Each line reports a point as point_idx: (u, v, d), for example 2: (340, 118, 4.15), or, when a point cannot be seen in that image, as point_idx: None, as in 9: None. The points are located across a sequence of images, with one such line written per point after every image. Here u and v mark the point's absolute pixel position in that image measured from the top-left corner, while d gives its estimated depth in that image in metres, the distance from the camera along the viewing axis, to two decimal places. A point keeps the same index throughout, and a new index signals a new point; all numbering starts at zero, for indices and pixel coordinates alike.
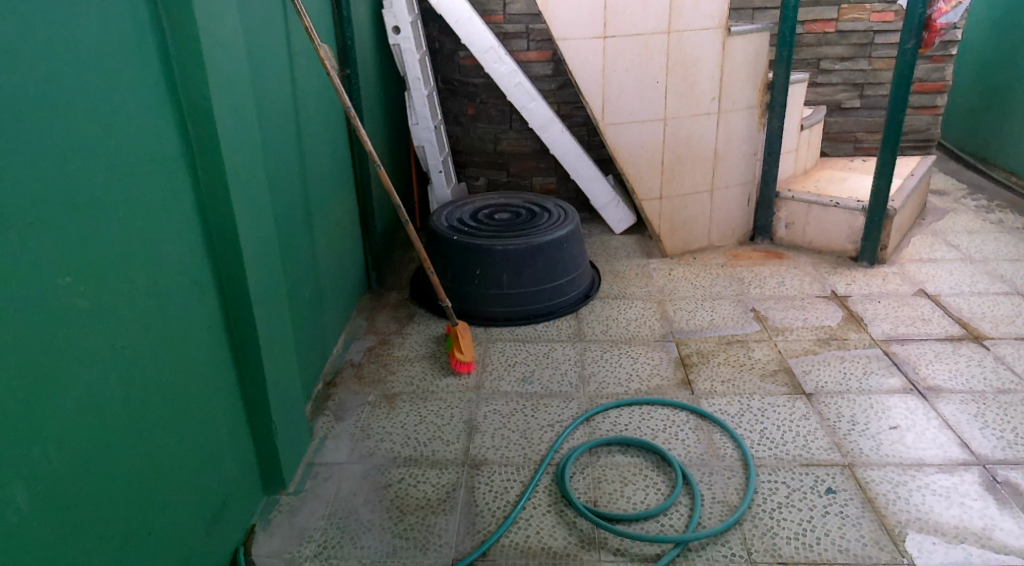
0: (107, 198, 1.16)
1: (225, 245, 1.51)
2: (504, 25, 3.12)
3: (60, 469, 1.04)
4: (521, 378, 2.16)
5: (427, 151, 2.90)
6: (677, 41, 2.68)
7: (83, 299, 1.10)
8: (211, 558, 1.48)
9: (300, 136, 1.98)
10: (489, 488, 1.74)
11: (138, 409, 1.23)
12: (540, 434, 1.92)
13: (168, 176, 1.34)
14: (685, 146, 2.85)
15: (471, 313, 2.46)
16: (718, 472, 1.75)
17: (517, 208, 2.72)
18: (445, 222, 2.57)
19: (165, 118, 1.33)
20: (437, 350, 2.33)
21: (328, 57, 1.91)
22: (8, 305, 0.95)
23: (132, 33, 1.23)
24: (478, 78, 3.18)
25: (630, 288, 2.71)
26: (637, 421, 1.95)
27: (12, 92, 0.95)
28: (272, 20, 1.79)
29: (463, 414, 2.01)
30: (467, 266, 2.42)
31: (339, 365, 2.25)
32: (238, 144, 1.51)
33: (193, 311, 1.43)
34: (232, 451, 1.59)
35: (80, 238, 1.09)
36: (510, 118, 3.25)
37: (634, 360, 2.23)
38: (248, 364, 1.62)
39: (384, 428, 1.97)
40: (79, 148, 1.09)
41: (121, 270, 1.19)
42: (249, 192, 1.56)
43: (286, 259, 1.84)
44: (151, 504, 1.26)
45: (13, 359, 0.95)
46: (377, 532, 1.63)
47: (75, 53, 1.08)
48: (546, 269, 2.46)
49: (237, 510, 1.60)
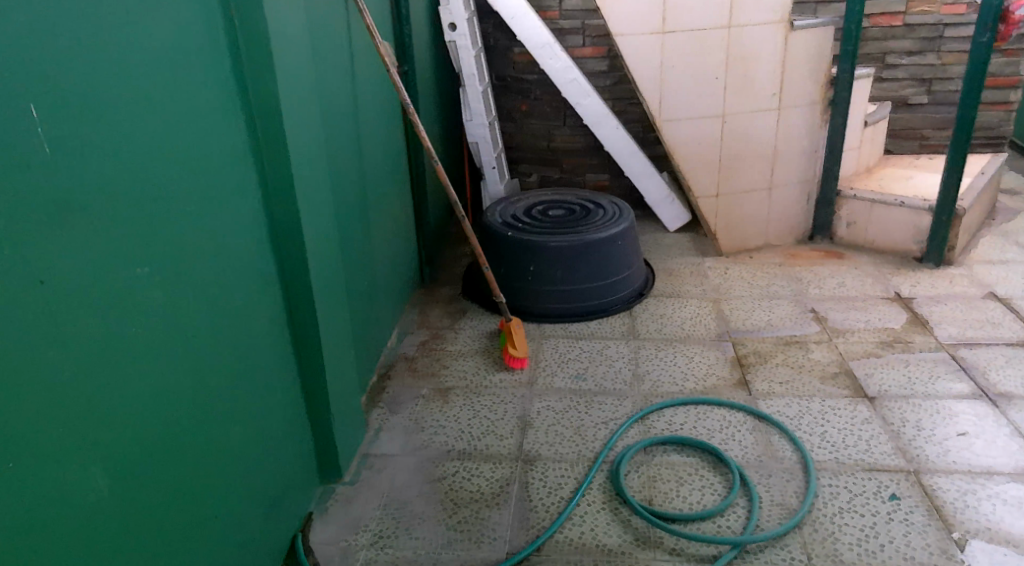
0: (179, 191, 1.19)
1: (289, 239, 1.54)
2: (559, 21, 3.11)
3: (133, 453, 1.08)
4: (574, 375, 2.16)
5: (481, 147, 2.90)
6: (736, 37, 2.63)
7: (159, 290, 1.14)
8: (270, 544, 1.51)
9: (359, 131, 2.01)
10: (543, 484, 1.74)
11: (205, 395, 1.27)
12: (594, 432, 1.91)
13: (235, 172, 1.37)
14: (743, 142, 2.81)
15: (524, 309, 2.47)
16: (776, 475, 1.72)
17: (570, 205, 2.71)
18: (499, 218, 2.58)
19: (235, 115, 1.37)
20: (489, 346, 2.33)
21: (388, 53, 1.93)
22: (84, 298, 0.97)
23: (205, 31, 1.26)
24: (532, 75, 3.19)
25: (685, 286, 2.68)
26: (692, 421, 1.93)
27: (86, 86, 0.96)
28: (335, 18, 1.82)
29: (516, 410, 2.01)
30: (521, 262, 2.42)
31: (392, 358, 2.28)
32: (303, 140, 1.54)
33: (257, 301, 1.47)
34: (291, 440, 1.62)
35: (151, 227, 1.11)
36: (563, 115, 3.25)
37: (689, 360, 2.20)
38: (308, 355, 1.65)
39: (437, 421, 1.99)
40: (148, 140, 1.10)
41: (192, 263, 1.23)
42: (312, 187, 1.59)
43: (345, 252, 1.87)
44: (215, 491, 1.30)
45: (88, 347, 0.98)
46: (432, 523, 1.65)
47: (153, 49, 1.11)
48: (600, 266, 2.44)
49: (295, 498, 1.64)
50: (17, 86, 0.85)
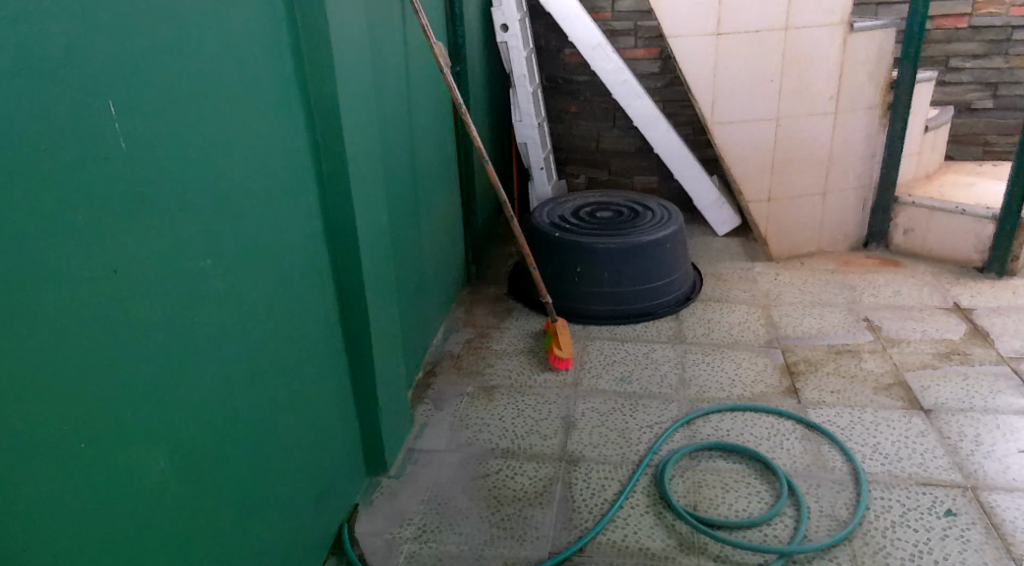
0: (242, 187, 1.23)
1: (343, 235, 1.57)
2: (611, 22, 3.11)
3: (194, 438, 1.12)
4: (619, 378, 2.15)
5: (529, 148, 2.91)
6: (793, 39, 2.59)
7: (221, 281, 1.18)
8: (317, 533, 1.55)
9: (412, 130, 2.04)
10: (586, 485, 1.74)
11: (260, 385, 1.31)
12: (638, 435, 1.90)
13: (294, 169, 1.41)
14: (797, 146, 2.76)
15: (570, 310, 2.47)
16: (825, 486, 1.69)
17: (618, 207, 2.70)
18: (546, 218, 2.58)
19: (295, 113, 1.40)
20: (534, 346, 2.34)
21: (442, 54, 1.95)
22: (153, 288, 1.01)
23: (270, 31, 1.30)
24: (582, 76, 3.18)
25: (733, 291, 2.65)
26: (739, 427, 1.90)
27: (158, 83, 1.00)
28: (393, 18, 1.85)
29: (560, 410, 2.02)
30: (568, 263, 2.42)
31: (438, 355, 2.31)
32: (359, 138, 1.57)
33: (311, 295, 1.50)
34: (339, 432, 1.65)
35: (214, 219, 1.15)
36: (613, 117, 3.24)
37: (736, 366, 2.17)
38: (358, 350, 1.69)
39: (481, 419, 2.01)
40: (213, 135, 1.14)
41: (252, 256, 1.27)
42: (366, 185, 1.62)
43: (396, 249, 1.90)
44: (267, 478, 1.34)
45: (153, 333, 1.02)
46: (475, 520, 1.66)
47: (221, 49, 1.15)
48: (647, 269, 2.42)
49: (342, 489, 1.67)
50: (96, 83, 0.88)
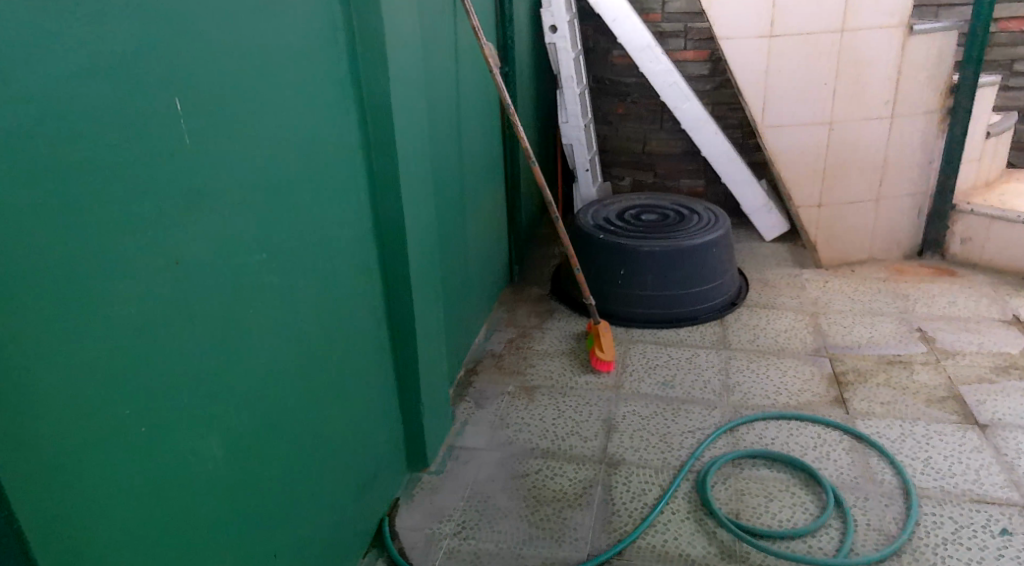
0: (297, 183, 1.25)
1: (392, 232, 1.59)
2: (661, 23, 3.08)
3: (246, 427, 1.15)
4: (662, 382, 2.13)
5: (575, 149, 2.91)
6: (849, 41, 2.54)
7: (274, 275, 1.21)
8: (359, 525, 1.57)
9: (460, 130, 2.05)
10: (627, 488, 1.73)
11: (308, 377, 1.33)
12: (680, 440, 1.88)
13: (346, 167, 1.43)
14: (850, 151, 2.70)
15: (613, 312, 2.46)
16: (873, 499, 1.64)
17: (664, 210, 2.68)
18: (591, 220, 2.58)
19: (349, 112, 1.43)
20: (576, 347, 2.34)
21: (492, 55, 1.96)
22: (211, 280, 1.04)
23: (327, 30, 1.32)
24: (630, 78, 3.17)
25: (780, 298, 2.60)
26: (785, 436, 1.87)
27: (222, 82, 1.03)
28: (445, 19, 1.87)
29: (601, 413, 2.01)
30: (612, 265, 2.41)
31: (480, 354, 2.32)
32: (410, 137, 1.59)
33: (359, 290, 1.53)
34: (382, 427, 1.68)
35: (270, 214, 1.18)
36: (661, 119, 3.22)
37: (783, 374, 2.14)
38: (403, 346, 1.71)
39: (522, 419, 2.01)
40: (271, 132, 1.16)
41: (304, 250, 1.29)
42: (415, 183, 1.64)
43: (442, 247, 1.92)
44: (312, 468, 1.36)
45: (210, 323, 1.05)
46: (514, 519, 1.67)
47: (281, 47, 1.18)
48: (693, 273, 2.40)
49: (384, 483, 1.69)
50: (164, 81, 0.91)
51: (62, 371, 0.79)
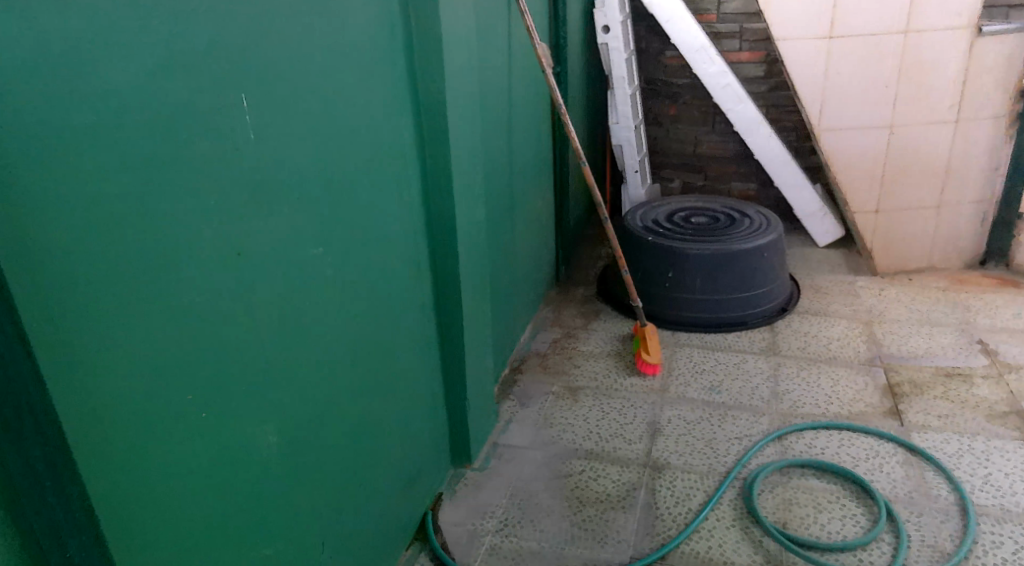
0: (353, 180, 1.28)
1: (443, 230, 1.61)
2: (716, 24, 3.04)
3: (299, 416, 1.18)
4: (709, 387, 2.11)
5: (625, 150, 2.90)
6: (913, 43, 2.50)
7: (330, 269, 1.24)
8: (404, 517, 1.60)
9: (512, 129, 2.06)
10: (671, 493, 1.71)
11: (359, 370, 1.36)
12: (727, 446, 1.86)
13: (401, 164, 1.46)
14: (911, 156, 2.63)
15: (659, 315, 2.44)
16: (928, 514, 1.60)
17: (715, 213, 2.64)
18: (640, 222, 2.56)
19: (404, 110, 1.45)
20: (622, 349, 2.33)
21: (545, 54, 1.97)
22: (270, 273, 1.07)
23: (386, 30, 1.35)
24: (683, 79, 3.13)
25: (833, 305, 2.54)
26: (835, 446, 1.83)
27: (285, 80, 1.06)
28: (499, 19, 1.88)
29: (646, 416, 2.00)
30: (660, 268, 2.39)
31: (525, 353, 2.33)
32: (463, 135, 1.61)
33: (410, 286, 1.55)
34: (428, 421, 1.70)
35: (327, 209, 1.21)
36: (713, 121, 3.18)
37: (835, 383, 2.09)
38: (451, 342, 1.72)
39: (566, 419, 2.01)
40: (330, 129, 1.19)
41: (358, 246, 1.32)
42: (467, 181, 1.66)
43: (491, 246, 1.93)
44: (361, 459, 1.39)
45: (268, 313, 1.08)
46: (557, 518, 1.67)
47: (341, 46, 1.20)
48: (743, 278, 2.36)
49: (429, 477, 1.72)
50: (232, 79, 0.95)
51: (130, 354, 0.82)
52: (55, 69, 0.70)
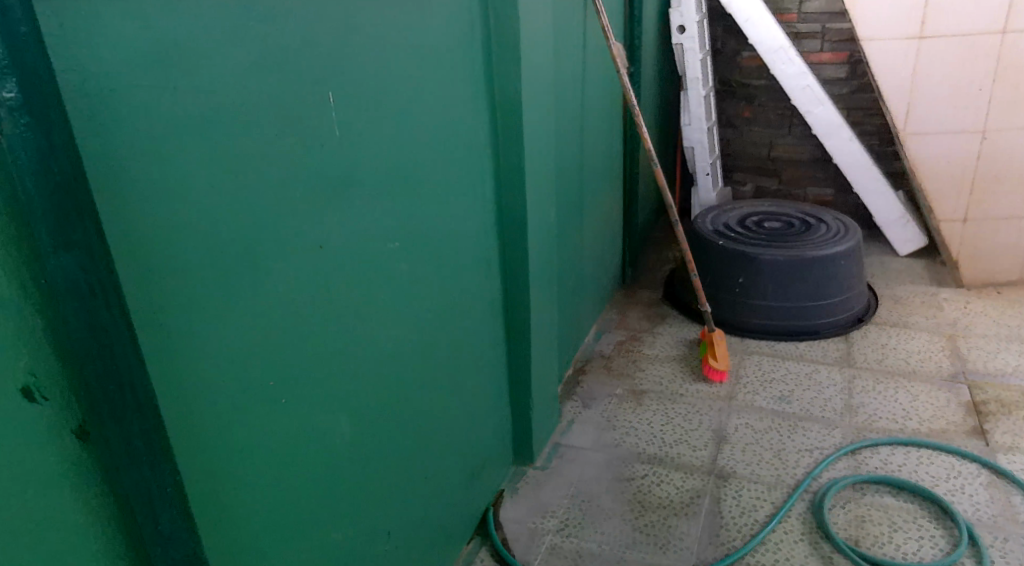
0: (430, 176, 1.30)
1: (514, 228, 1.62)
2: (797, 24, 2.96)
3: (370, 406, 1.20)
4: (778, 396, 2.05)
5: (696, 152, 2.86)
6: (1011, 44, 2.39)
7: (405, 264, 1.26)
8: (467, 511, 1.61)
9: (584, 128, 2.05)
10: (737, 503, 1.68)
11: (428, 365, 1.38)
12: (796, 458, 1.81)
13: (475, 162, 1.47)
14: (1006, 162, 2.50)
15: (728, 321, 2.39)
16: (1014, 541, 1.52)
17: (789, 218, 2.57)
18: (710, 225, 2.52)
19: (481, 108, 1.46)
20: (688, 354, 2.29)
21: (620, 54, 1.95)
22: (348, 264, 1.10)
23: (465, 30, 1.36)
24: (760, 80, 3.07)
25: (913, 317, 2.44)
26: (913, 464, 1.76)
27: (369, 78, 1.09)
28: (575, 18, 1.88)
29: (712, 422, 1.96)
30: (730, 273, 2.34)
31: (589, 354, 2.33)
32: (536, 134, 1.61)
33: (480, 283, 1.56)
34: (493, 418, 1.71)
35: (405, 206, 1.23)
36: (790, 123, 3.10)
37: (914, 398, 2.00)
38: (518, 340, 1.73)
39: (629, 422, 1.99)
40: (409, 127, 1.22)
41: (432, 243, 1.34)
42: (539, 180, 1.66)
43: (561, 245, 1.94)
44: (427, 451, 1.41)
45: (345, 305, 1.11)
46: (618, 521, 1.66)
47: (422, 45, 1.22)
48: (818, 286, 2.29)
49: (491, 473, 1.73)
50: (320, 77, 0.98)
51: (219, 340, 0.86)
52: (162, 67, 0.74)
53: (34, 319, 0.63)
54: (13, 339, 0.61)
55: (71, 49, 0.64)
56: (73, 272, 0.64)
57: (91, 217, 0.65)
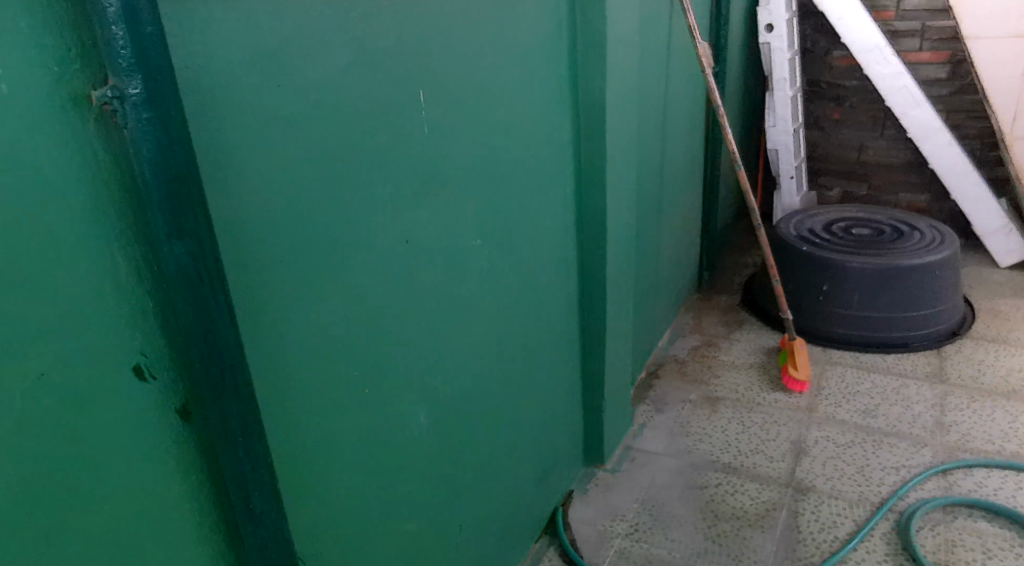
0: (513, 174, 1.31)
1: (593, 227, 1.61)
2: (895, 22, 2.84)
3: (447, 399, 1.22)
4: (863, 410, 1.97)
5: (781, 155, 2.78)
6: None
7: (486, 261, 1.27)
8: (536, 510, 1.62)
9: (665, 128, 2.02)
10: (816, 518, 1.62)
11: (504, 362, 1.39)
12: (881, 475, 1.73)
13: (557, 161, 1.47)
14: None
15: (810, 330, 2.31)
16: None
17: (879, 225, 2.46)
18: (794, 230, 2.44)
19: (564, 107, 1.46)
20: (767, 363, 2.23)
21: (706, 54, 1.91)
22: (432, 260, 1.12)
23: (552, 29, 1.36)
24: (852, 80, 2.96)
25: (1014, 333, 2.29)
26: (1012, 489, 1.65)
27: (458, 77, 1.10)
28: (661, 17, 1.85)
29: (790, 434, 1.90)
30: (814, 280, 2.26)
31: (662, 358, 2.29)
32: (619, 133, 1.60)
33: (557, 282, 1.56)
34: (565, 418, 1.70)
35: (488, 203, 1.24)
36: (882, 125, 2.97)
37: (1013, 420, 1.89)
38: (592, 341, 1.73)
39: (703, 429, 1.95)
40: (495, 126, 1.23)
41: (512, 242, 1.35)
42: (619, 180, 1.65)
43: (638, 247, 1.92)
44: (500, 448, 1.42)
45: (427, 299, 1.13)
46: (690, 529, 1.63)
47: (510, 44, 1.23)
48: (909, 296, 2.18)
49: (561, 474, 1.72)
50: (412, 76, 1.00)
51: (311, 328, 0.90)
52: (267, 65, 0.77)
53: (144, 301, 0.66)
54: (125, 320, 0.64)
55: (186, 47, 0.67)
56: (185, 262, 0.65)
57: (200, 204, 0.66)
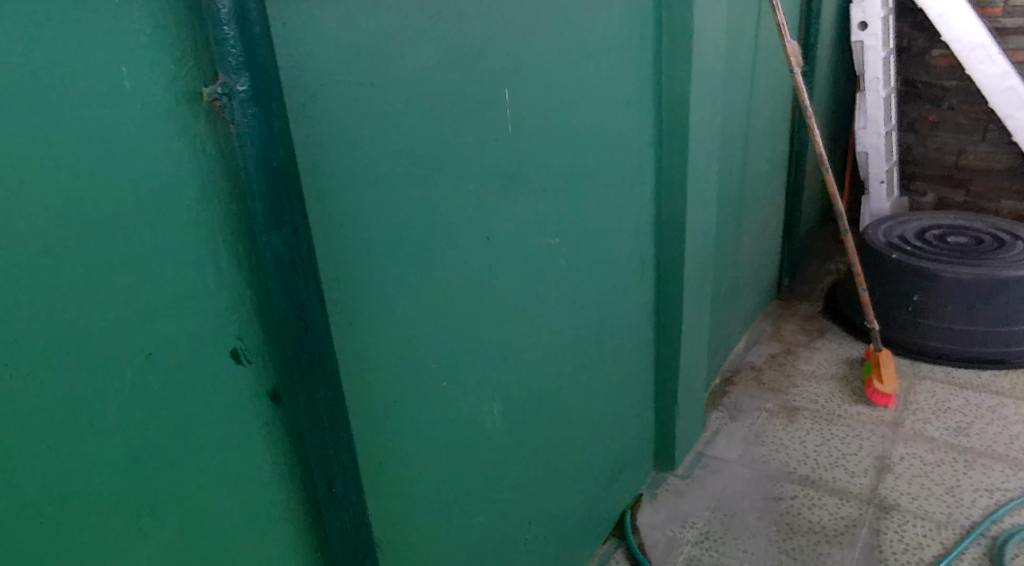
0: (593, 174, 1.31)
1: (672, 229, 1.59)
2: (1003, 18, 2.69)
3: (522, 396, 1.23)
4: (954, 428, 1.87)
5: (870, 158, 2.67)
6: None
7: (564, 260, 1.28)
8: (605, 511, 1.61)
9: (749, 129, 1.97)
10: (899, 538, 1.55)
11: (578, 361, 1.39)
12: (971, 497, 1.64)
13: (638, 162, 1.46)
14: None
15: (898, 342, 2.22)
16: None
17: (978, 233, 2.33)
18: (883, 237, 2.34)
19: (647, 107, 1.45)
20: (850, 374, 2.14)
21: (795, 53, 1.85)
22: (511, 257, 1.13)
23: (638, 28, 1.35)
24: (951, 81, 2.83)
25: None
26: None
27: (543, 77, 1.11)
28: (749, 15, 1.81)
29: (873, 448, 1.83)
30: (903, 290, 2.16)
31: (738, 365, 2.24)
32: (702, 134, 1.57)
33: (634, 283, 1.55)
34: (637, 420, 1.69)
35: (567, 202, 1.25)
36: (984, 128, 2.81)
37: None
38: (668, 344, 1.70)
39: (779, 440, 1.90)
40: (578, 125, 1.23)
41: (591, 241, 1.34)
42: (700, 182, 1.62)
43: (717, 250, 1.88)
44: (571, 447, 1.42)
45: (505, 296, 1.14)
46: (763, 541, 1.59)
47: (595, 43, 1.23)
48: (1009, 310, 2.06)
49: (631, 477, 1.71)
50: (499, 75, 1.01)
51: (395, 321, 0.92)
52: (363, 64, 0.79)
53: (243, 288, 0.69)
54: (225, 304, 0.68)
55: (289, 46, 0.71)
56: (281, 250, 0.67)
57: (297, 198, 0.68)
